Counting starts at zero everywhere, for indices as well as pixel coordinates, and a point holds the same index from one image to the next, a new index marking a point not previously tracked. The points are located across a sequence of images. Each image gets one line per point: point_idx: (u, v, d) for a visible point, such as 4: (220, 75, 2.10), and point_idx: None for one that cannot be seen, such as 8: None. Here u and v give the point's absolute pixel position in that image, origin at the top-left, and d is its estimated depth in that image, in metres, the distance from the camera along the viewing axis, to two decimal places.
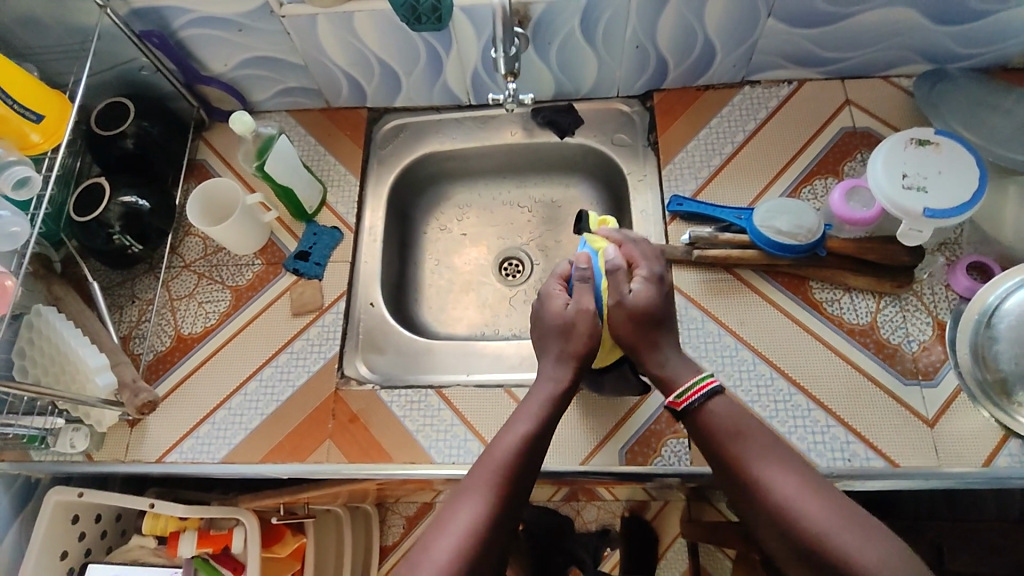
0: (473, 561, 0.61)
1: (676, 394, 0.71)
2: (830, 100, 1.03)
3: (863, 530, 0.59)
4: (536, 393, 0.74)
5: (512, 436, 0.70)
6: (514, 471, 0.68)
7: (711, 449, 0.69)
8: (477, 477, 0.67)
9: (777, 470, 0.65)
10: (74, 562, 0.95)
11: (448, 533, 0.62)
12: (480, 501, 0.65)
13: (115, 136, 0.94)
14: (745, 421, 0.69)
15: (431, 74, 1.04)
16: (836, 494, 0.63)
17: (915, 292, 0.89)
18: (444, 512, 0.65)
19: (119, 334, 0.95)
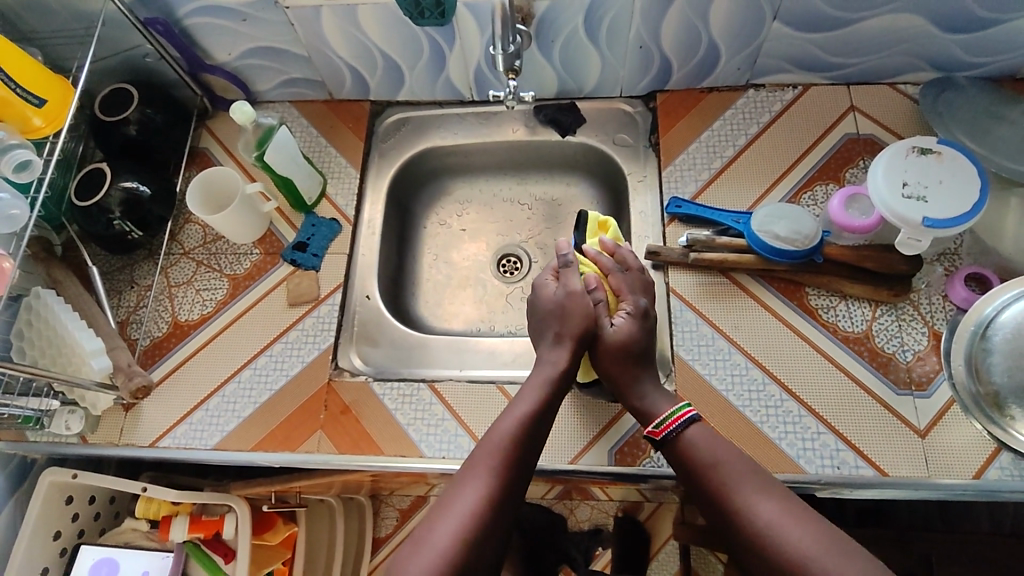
0: (477, 534, 0.68)
1: (655, 425, 0.78)
2: (834, 106, 1.02)
3: (829, 546, 0.65)
4: (536, 377, 0.81)
5: (511, 419, 0.76)
6: (514, 453, 0.74)
7: (693, 479, 0.75)
8: (480, 459, 0.74)
9: (751, 495, 0.71)
10: (67, 542, 0.96)
11: (455, 509, 0.69)
12: (483, 482, 0.71)
13: (119, 122, 0.95)
14: (721, 451, 0.75)
15: (434, 69, 1.04)
16: (805, 513, 0.69)
17: (912, 301, 0.89)
18: (450, 493, 0.72)
19: (117, 319, 0.95)
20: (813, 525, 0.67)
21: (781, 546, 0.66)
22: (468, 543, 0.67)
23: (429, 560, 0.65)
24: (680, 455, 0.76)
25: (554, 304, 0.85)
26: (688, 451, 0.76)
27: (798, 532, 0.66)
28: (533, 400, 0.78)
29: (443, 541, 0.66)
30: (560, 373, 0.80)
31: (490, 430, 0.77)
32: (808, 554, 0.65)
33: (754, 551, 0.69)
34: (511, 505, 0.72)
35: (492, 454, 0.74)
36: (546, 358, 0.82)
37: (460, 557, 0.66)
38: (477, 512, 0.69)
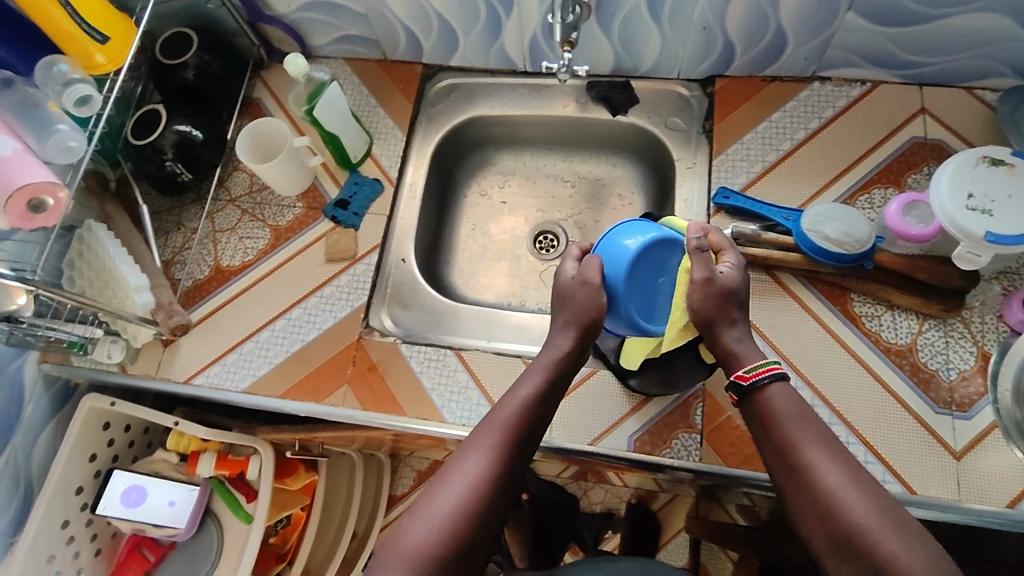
0: (482, 502, 0.64)
1: (745, 369, 0.71)
2: (904, 106, 0.97)
3: (897, 530, 0.59)
4: (539, 361, 0.76)
5: (518, 398, 0.72)
6: (519, 431, 0.70)
7: (767, 431, 0.69)
8: (484, 434, 0.69)
9: (827, 459, 0.64)
10: (101, 466, 1.01)
11: (462, 474, 0.65)
12: (488, 458, 0.67)
13: (177, 65, 0.97)
14: (806, 411, 0.68)
15: (489, 35, 1.03)
16: (879, 491, 0.62)
17: (962, 318, 0.85)
18: (459, 455, 0.68)
19: (163, 258, 0.98)
20: (885, 505, 0.61)
21: (848, 517, 0.60)
22: (468, 520, 0.63)
23: (428, 530, 0.61)
24: (758, 406, 0.70)
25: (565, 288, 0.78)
26: (769, 404, 0.69)
27: (868, 508, 0.60)
28: (537, 380, 0.74)
29: (444, 513, 0.62)
30: (563, 359, 0.75)
31: (495, 407, 0.72)
32: (876, 531, 0.59)
33: (812, 516, 0.63)
34: (516, 488, 0.68)
35: (499, 431, 0.69)
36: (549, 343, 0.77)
37: (460, 532, 0.62)
38: (480, 487, 0.64)
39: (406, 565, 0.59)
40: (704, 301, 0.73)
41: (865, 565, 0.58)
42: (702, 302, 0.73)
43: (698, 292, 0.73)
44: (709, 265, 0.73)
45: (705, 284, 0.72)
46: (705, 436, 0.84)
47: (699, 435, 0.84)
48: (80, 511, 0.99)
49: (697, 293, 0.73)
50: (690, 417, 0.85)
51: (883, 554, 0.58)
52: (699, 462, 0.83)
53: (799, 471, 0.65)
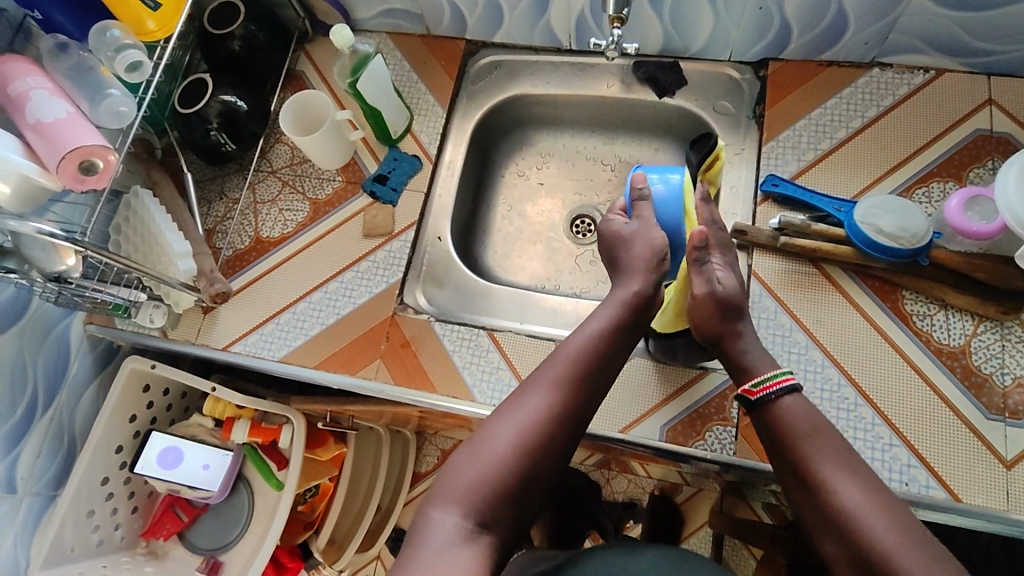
0: (535, 447, 0.62)
1: (753, 384, 0.70)
2: (970, 96, 0.92)
3: (922, 552, 0.56)
4: (612, 297, 0.72)
5: (586, 336, 0.69)
6: (584, 370, 0.67)
7: (779, 445, 0.67)
8: (548, 370, 0.67)
9: (842, 476, 0.62)
10: (141, 427, 1.04)
11: (516, 416, 0.63)
12: (549, 396, 0.65)
13: (224, 36, 0.98)
14: (821, 425, 0.66)
15: (535, 12, 1.01)
16: (899, 509, 0.60)
17: (1021, 322, 0.80)
18: (515, 397, 0.66)
19: (205, 227, 1.00)
20: (908, 525, 0.58)
21: (867, 537, 0.58)
22: (527, 456, 0.61)
23: (484, 466, 0.60)
24: (770, 420, 0.68)
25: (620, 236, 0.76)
26: (782, 418, 0.67)
27: (889, 527, 0.58)
28: (610, 316, 0.70)
29: (502, 449, 0.61)
30: (633, 296, 0.71)
31: (561, 344, 0.70)
32: (897, 554, 0.56)
33: (831, 534, 0.60)
34: (577, 430, 0.66)
35: (562, 369, 0.67)
36: (620, 281, 0.74)
37: (518, 468, 0.61)
38: (540, 424, 0.63)
39: (458, 502, 0.58)
40: (705, 314, 0.72)
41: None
42: (705, 314, 0.73)
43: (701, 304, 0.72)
44: (708, 277, 0.72)
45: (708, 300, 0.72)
46: (740, 430, 0.82)
47: (734, 429, 0.82)
48: (119, 468, 1.02)
49: (698, 306, 0.73)
50: (725, 409, 0.83)
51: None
52: (733, 456, 0.81)
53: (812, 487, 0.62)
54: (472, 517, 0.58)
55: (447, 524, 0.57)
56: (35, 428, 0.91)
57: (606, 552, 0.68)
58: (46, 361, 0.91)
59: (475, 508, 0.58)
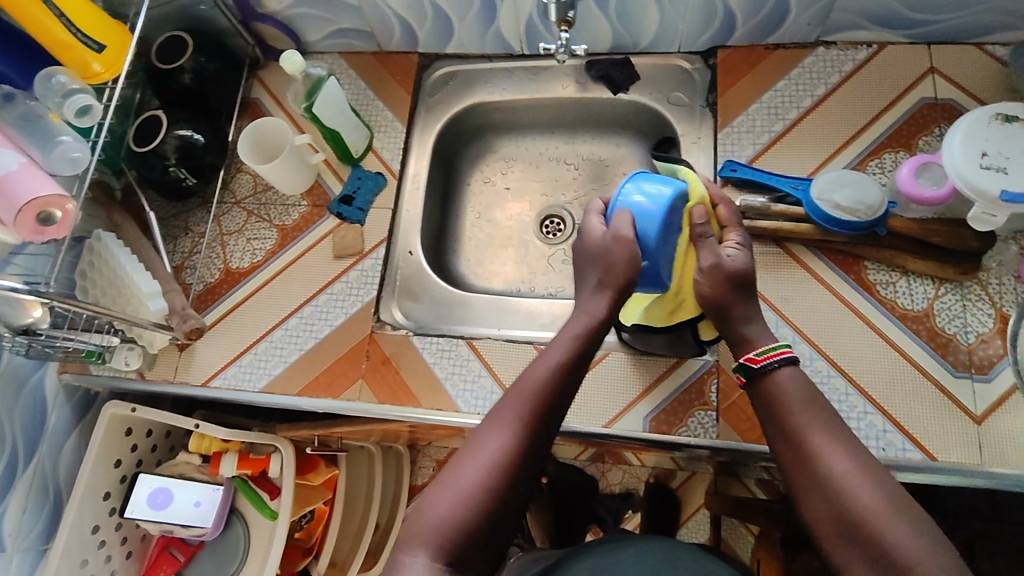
0: (496, 490, 0.63)
1: (755, 353, 0.69)
2: (912, 67, 0.95)
3: (905, 518, 0.57)
4: (569, 327, 0.72)
5: (545, 367, 0.69)
6: (543, 400, 0.67)
7: (772, 416, 0.66)
8: (508, 409, 0.67)
9: (834, 446, 0.61)
10: (127, 471, 1.02)
11: (477, 459, 0.64)
12: (509, 435, 0.65)
13: (174, 70, 0.97)
14: (816, 396, 0.65)
15: (483, 21, 1.02)
16: (886, 477, 0.60)
17: (979, 281, 0.83)
18: (476, 437, 0.66)
19: (173, 264, 0.99)
20: (893, 493, 0.58)
21: (853, 503, 0.58)
22: (491, 494, 0.62)
23: (449, 509, 0.61)
24: (763, 390, 0.67)
25: (599, 246, 0.74)
26: (776, 389, 0.66)
27: (874, 494, 0.58)
28: (568, 347, 0.70)
29: (467, 489, 0.62)
30: (595, 326, 0.72)
31: (520, 376, 0.70)
32: (882, 520, 0.56)
33: (817, 503, 0.60)
34: (538, 463, 0.66)
35: (521, 403, 0.67)
36: (582, 307, 0.73)
37: (483, 510, 0.62)
38: (501, 465, 0.63)
39: (428, 541, 0.60)
40: (715, 287, 0.71)
41: (868, 554, 0.56)
42: (711, 288, 0.71)
43: (706, 277, 0.72)
44: (716, 250, 0.72)
45: (716, 270, 0.71)
46: (721, 413, 0.84)
47: (715, 412, 0.84)
48: (109, 515, 1.01)
49: (705, 279, 0.72)
50: (705, 394, 0.85)
51: (889, 543, 0.55)
52: (716, 439, 0.83)
53: (804, 457, 0.62)
54: (445, 555, 0.60)
55: (417, 566, 0.58)
56: (17, 485, 0.90)
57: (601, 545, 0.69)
58: (22, 417, 0.90)
59: (444, 550, 0.60)
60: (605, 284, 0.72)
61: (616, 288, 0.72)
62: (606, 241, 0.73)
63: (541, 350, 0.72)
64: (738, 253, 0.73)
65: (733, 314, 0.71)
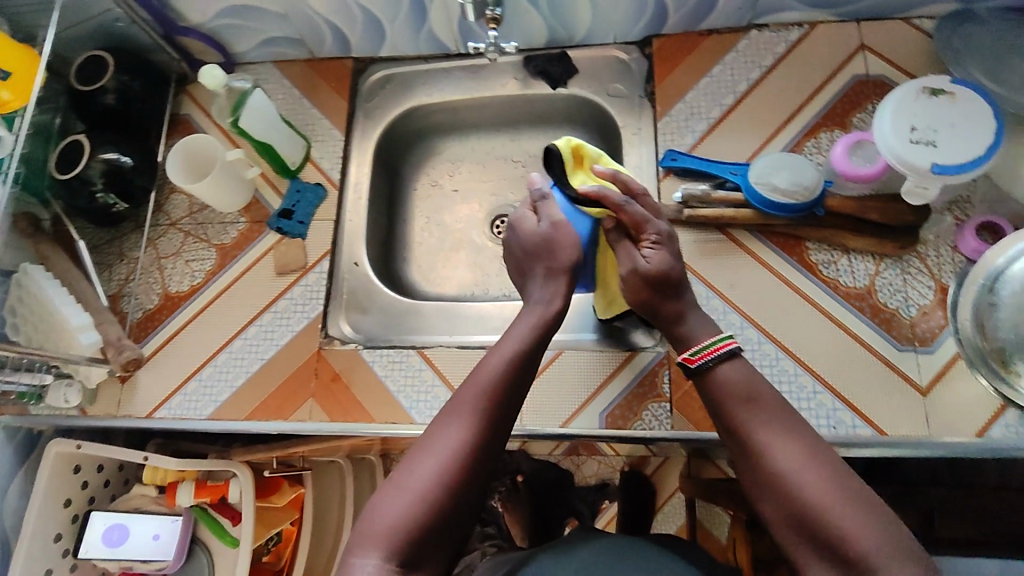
0: (453, 484, 0.61)
1: (692, 352, 0.69)
2: (843, 45, 0.95)
3: (855, 507, 0.56)
4: (523, 318, 0.73)
5: (501, 359, 0.68)
6: (499, 393, 0.66)
7: (720, 413, 0.66)
8: (463, 400, 0.66)
9: (778, 437, 0.62)
10: (78, 509, 0.98)
11: (432, 453, 0.63)
12: (465, 428, 0.64)
13: (94, 91, 0.93)
14: (761, 386, 0.65)
15: (415, 22, 0.99)
16: (836, 466, 0.59)
17: (918, 254, 0.84)
18: (432, 432, 0.65)
19: (108, 293, 0.96)
20: (842, 482, 0.58)
21: (802, 498, 0.58)
22: (448, 490, 0.61)
23: (405, 507, 0.60)
24: (709, 387, 0.67)
25: (536, 239, 0.77)
26: (720, 385, 0.67)
27: (822, 483, 0.58)
28: (523, 339, 0.70)
29: (422, 486, 0.61)
30: (550, 316, 0.73)
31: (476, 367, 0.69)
32: (831, 512, 0.56)
33: (770, 501, 0.60)
34: (495, 453, 0.65)
35: (477, 395, 0.66)
36: (537, 296, 0.75)
37: (439, 505, 0.60)
38: (457, 458, 0.62)
39: (381, 542, 0.58)
40: (635, 293, 0.74)
41: (821, 548, 0.56)
42: (635, 295, 0.74)
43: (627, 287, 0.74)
44: (630, 256, 0.74)
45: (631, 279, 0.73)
46: (674, 404, 0.84)
47: (669, 403, 0.84)
48: (63, 557, 0.96)
49: (627, 287, 0.74)
50: (658, 386, 0.85)
51: (840, 536, 0.55)
52: (671, 429, 0.83)
53: (751, 451, 0.62)
54: (399, 557, 0.58)
55: (369, 568, 0.57)
56: None
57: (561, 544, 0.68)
58: None
59: (399, 549, 0.58)
60: (554, 273, 0.76)
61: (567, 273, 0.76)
62: (544, 229, 0.77)
63: (497, 342, 0.71)
64: (657, 251, 0.73)
65: (669, 312, 0.73)
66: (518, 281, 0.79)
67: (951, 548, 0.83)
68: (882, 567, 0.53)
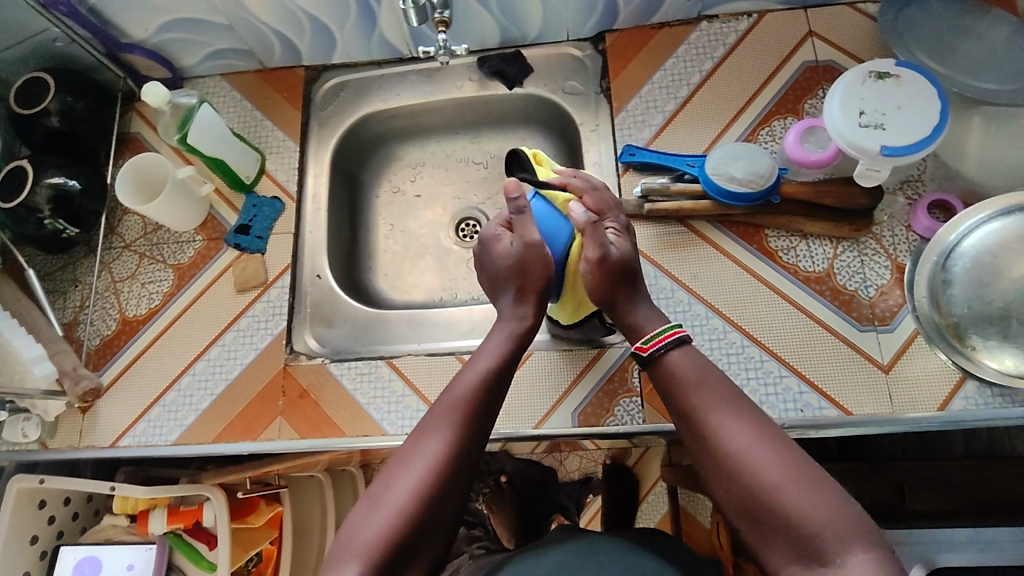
0: (431, 496, 0.61)
1: (645, 340, 0.71)
2: (792, 32, 0.96)
3: (810, 487, 0.57)
4: (498, 332, 0.73)
5: (476, 374, 0.69)
6: (475, 404, 0.67)
7: (672, 400, 0.67)
8: (440, 413, 0.66)
9: (729, 419, 0.63)
10: (47, 545, 0.95)
11: (410, 467, 0.63)
12: (442, 440, 0.64)
13: (38, 114, 0.90)
14: (709, 372, 0.67)
15: (365, 28, 0.98)
16: (789, 447, 0.60)
17: (874, 235, 0.86)
18: (409, 446, 0.65)
19: (64, 321, 0.94)
20: (797, 463, 0.59)
21: (758, 480, 0.58)
22: (427, 503, 0.61)
23: (383, 521, 0.59)
24: (661, 376, 0.69)
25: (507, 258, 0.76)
26: (672, 373, 0.68)
27: (775, 463, 0.59)
28: (498, 354, 0.71)
29: (400, 500, 0.60)
30: (525, 329, 0.74)
31: (451, 383, 0.69)
32: (788, 492, 0.57)
33: (724, 484, 0.61)
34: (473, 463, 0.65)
35: (453, 407, 0.66)
36: (512, 310, 0.75)
37: (416, 517, 0.60)
38: (435, 469, 0.62)
39: (359, 558, 0.57)
40: (598, 279, 0.74)
41: (778, 529, 0.57)
42: (596, 280, 0.74)
43: (592, 269, 0.74)
44: (600, 238, 0.73)
45: (599, 264, 0.73)
46: (645, 398, 0.85)
47: (640, 398, 0.85)
48: None
49: (591, 271, 0.74)
50: (628, 381, 0.85)
51: (796, 516, 0.56)
52: (643, 423, 0.84)
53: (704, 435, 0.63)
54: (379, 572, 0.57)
55: None
56: None
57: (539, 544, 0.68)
58: None
59: (377, 563, 0.57)
60: (524, 292, 0.75)
61: (539, 294, 0.75)
62: (516, 250, 0.76)
63: (471, 358, 0.72)
64: (619, 237, 0.76)
65: (621, 303, 0.75)
66: (490, 295, 0.79)
67: (925, 521, 0.85)
68: (837, 546, 0.54)
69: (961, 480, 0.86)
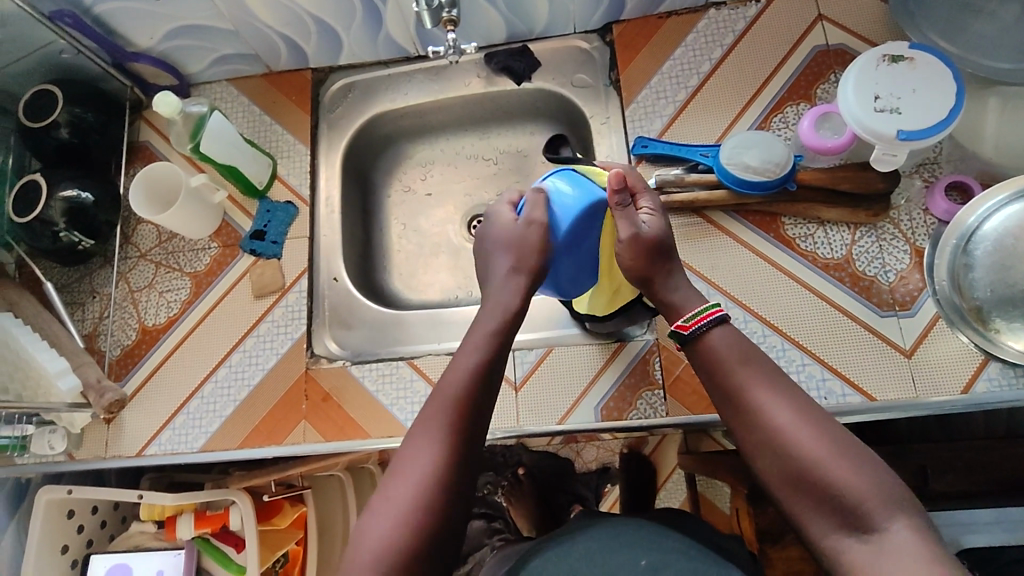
0: (432, 503, 0.58)
1: (685, 319, 0.67)
2: (803, 17, 0.95)
3: (847, 456, 0.58)
4: (478, 327, 0.68)
5: (465, 367, 0.65)
6: (469, 403, 0.63)
7: (712, 379, 0.65)
8: (434, 413, 0.63)
9: (770, 397, 0.62)
10: (77, 554, 0.94)
11: (408, 472, 0.60)
12: (438, 441, 0.61)
13: (48, 127, 0.90)
14: (748, 349, 0.65)
15: (371, 28, 0.97)
16: (827, 421, 0.61)
17: (892, 219, 0.85)
18: (406, 451, 0.62)
19: (84, 332, 0.94)
20: (829, 432, 0.59)
21: (801, 453, 0.58)
22: (431, 505, 0.58)
23: (387, 529, 0.57)
24: (701, 354, 0.66)
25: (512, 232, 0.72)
26: (714, 352, 0.66)
27: (816, 439, 0.59)
28: (483, 349, 0.66)
29: (402, 507, 0.58)
30: (503, 325, 0.68)
31: (441, 380, 0.66)
32: (825, 462, 0.57)
33: (769, 457, 0.60)
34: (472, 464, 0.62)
35: (447, 407, 0.63)
36: (488, 302, 0.70)
37: (418, 524, 0.57)
38: (433, 473, 0.59)
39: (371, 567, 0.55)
40: (636, 258, 0.69)
41: (823, 499, 0.57)
42: (633, 260, 0.69)
43: (627, 250, 0.69)
44: (634, 220, 0.69)
45: (633, 243, 0.68)
46: (667, 390, 0.85)
47: (662, 390, 0.85)
48: None
49: (625, 252, 0.69)
50: (650, 374, 0.85)
51: (840, 485, 0.56)
52: (667, 416, 0.84)
53: (745, 413, 0.62)
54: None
55: None
56: None
57: (572, 527, 0.68)
58: None
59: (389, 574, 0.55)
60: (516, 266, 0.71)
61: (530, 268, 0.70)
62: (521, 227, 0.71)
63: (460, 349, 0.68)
64: (653, 217, 0.70)
65: (658, 283, 0.70)
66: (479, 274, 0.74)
67: (950, 502, 0.84)
68: (880, 512, 0.55)
69: (986, 461, 0.85)
